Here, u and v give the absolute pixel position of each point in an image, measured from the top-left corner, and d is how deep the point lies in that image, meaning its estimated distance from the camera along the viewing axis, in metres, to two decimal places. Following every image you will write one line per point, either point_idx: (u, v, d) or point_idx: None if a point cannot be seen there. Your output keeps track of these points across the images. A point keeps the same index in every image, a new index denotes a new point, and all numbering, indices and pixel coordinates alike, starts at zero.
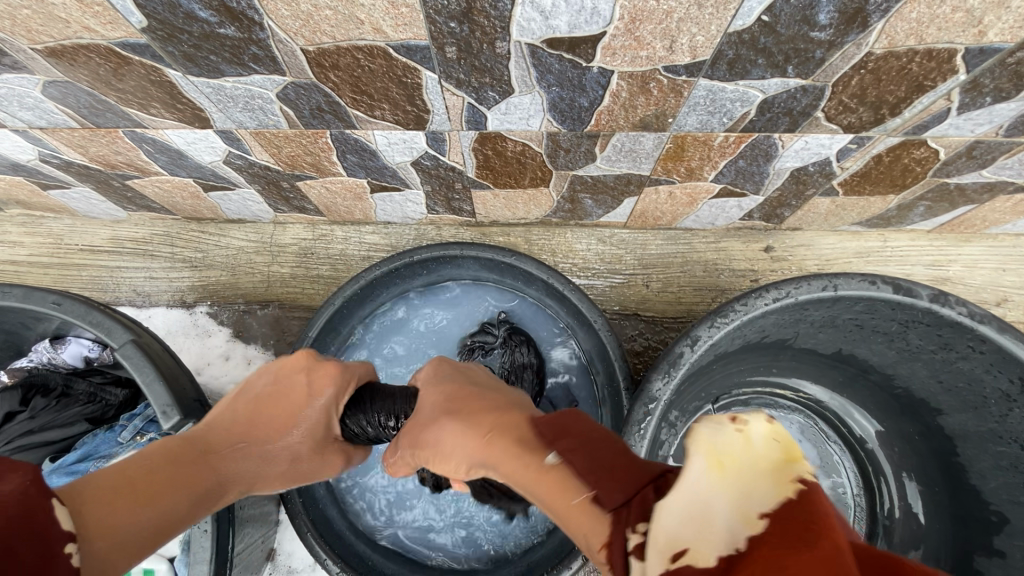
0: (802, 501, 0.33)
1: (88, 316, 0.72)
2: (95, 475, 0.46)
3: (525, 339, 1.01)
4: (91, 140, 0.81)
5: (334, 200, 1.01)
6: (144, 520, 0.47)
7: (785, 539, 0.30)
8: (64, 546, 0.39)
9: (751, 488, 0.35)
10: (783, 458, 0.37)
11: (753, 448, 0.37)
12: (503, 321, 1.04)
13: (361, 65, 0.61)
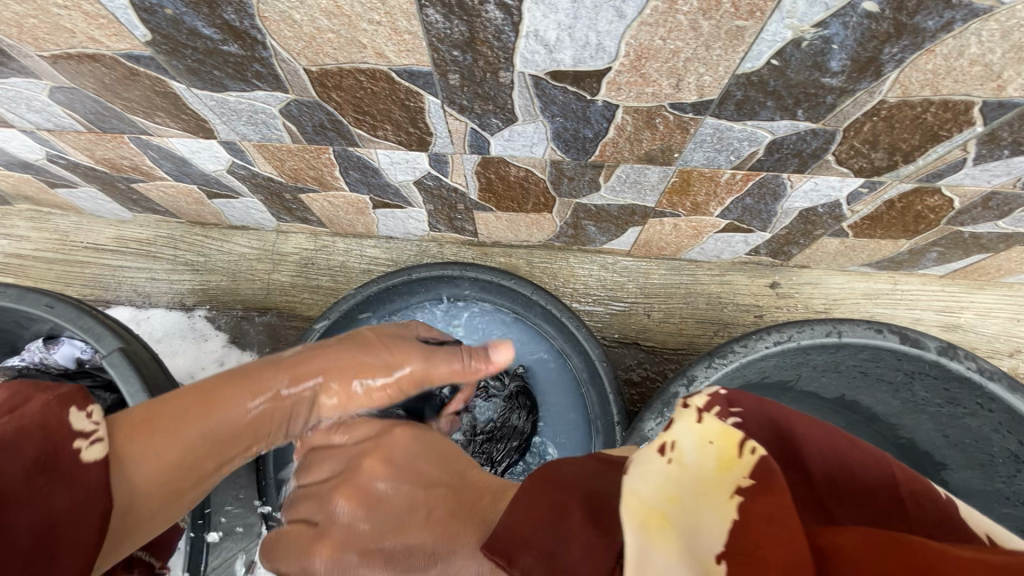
0: (741, 519, 0.31)
1: (79, 321, 0.72)
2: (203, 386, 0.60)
3: (530, 405, 1.02)
4: (97, 143, 0.82)
5: (336, 213, 1.00)
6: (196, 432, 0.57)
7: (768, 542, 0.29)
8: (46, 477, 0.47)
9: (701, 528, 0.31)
10: (719, 469, 0.34)
11: (690, 469, 0.34)
12: (515, 376, 1.04)
13: (364, 87, 0.61)
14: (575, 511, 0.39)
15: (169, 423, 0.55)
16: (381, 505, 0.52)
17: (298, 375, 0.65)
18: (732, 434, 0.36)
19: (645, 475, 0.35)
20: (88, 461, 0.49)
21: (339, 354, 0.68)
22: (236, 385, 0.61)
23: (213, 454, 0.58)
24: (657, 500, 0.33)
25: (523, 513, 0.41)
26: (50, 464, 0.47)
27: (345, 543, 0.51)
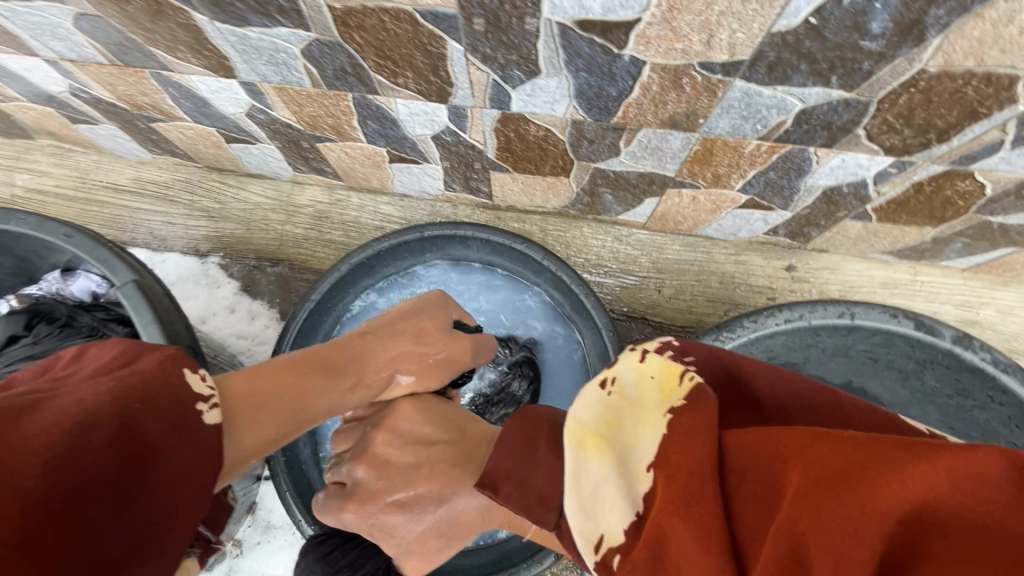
0: (667, 435, 0.43)
1: (95, 252, 0.73)
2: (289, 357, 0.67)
3: (532, 376, 1.04)
4: (119, 78, 0.82)
5: (352, 166, 1.00)
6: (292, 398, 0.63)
7: (678, 450, 0.42)
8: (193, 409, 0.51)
9: (627, 438, 0.46)
10: (660, 397, 0.47)
11: (628, 399, 0.49)
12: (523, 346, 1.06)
13: (387, 28, 0.60)
14: (542, 443, 0.54)
15: (261, 395, 0.61)
16: (387, 467, 0.70)
17: (362, 357, 0.74)
18: (672, 370, 0.49)
19: (589, 406, 0.49)
20: (209, 424, 0.52)
21: (397, 342, 0.78)
22: (313, 362, 0.69)
23: (298, 418, 0.64)
24: (592, 423, 0.48)
25: (503, 445, 0.56)
26: (180, 418, 0.50)
27: (366, 497, 0.70)
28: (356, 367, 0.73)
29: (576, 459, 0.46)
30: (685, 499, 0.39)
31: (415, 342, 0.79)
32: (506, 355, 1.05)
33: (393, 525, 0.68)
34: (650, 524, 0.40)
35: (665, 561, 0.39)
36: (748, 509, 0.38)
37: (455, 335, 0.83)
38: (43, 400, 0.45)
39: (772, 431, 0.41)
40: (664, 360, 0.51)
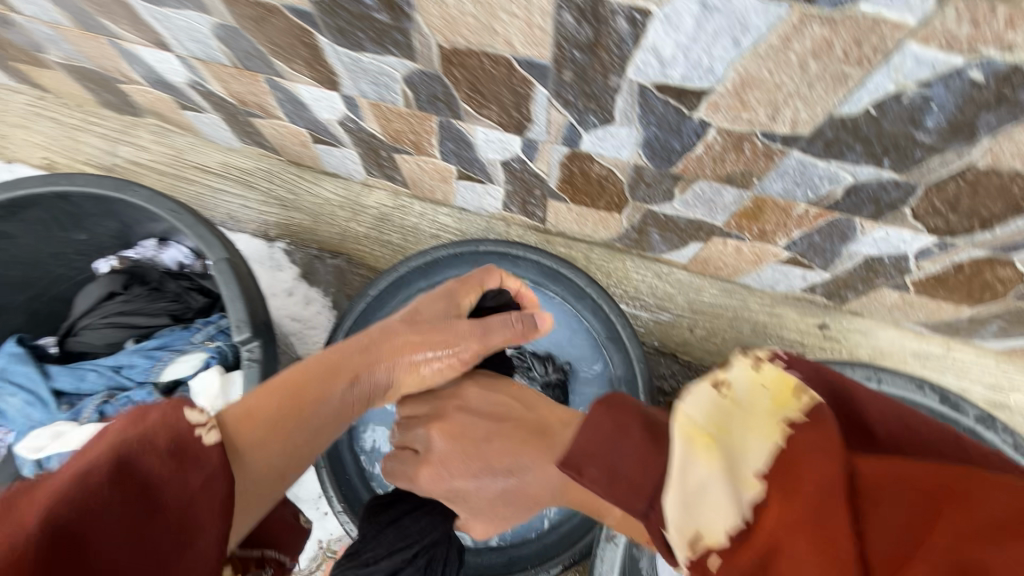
0: (783, 450, 0.48)
1: (196, 228, 0.82)
2: (279, 380, 0.73)
3: (560, 400, 1.10)
4: (234, 78, 0.92)
5: (422, 177, 1.08)
6: (286, 424, 0.70)
7: (805, 462, 0.46)
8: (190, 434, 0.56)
9: (737, 444, 0.50)
10: (772, 407, 0.52)
11: (741, 404, 0.54)
12: (558, 367, 1.11)
13: (484, 68, 0.68)
14: (634, 432, 0.58)
15: (263, 416, 0.68)
16: (462, 437, 0.80)
17: (359, 362, 0.77)
18: (789, 385, 0.54)
19: (702, 408, 0.54)
20: (209, 443, 0.57)
21: (392, 342, 0.80)
22: (315, 372, 0.75)
23: (301, 432, 0.71)
24: (705, 424, 0.52)
25: (593, 428, 0.61)
26: (179, 449, 0.54)
27: (440, 464, 0.80)
28: (352, 374, 0.77)
29: (688, 455, 0.51)
30: (810, 514, 0.43)
31: (412, 338, 0.81)
32: (542, 373, 1.11)
33: (467, 489, 0.78)
34: (768, 527, 0.45)
35: (773, 560, 0.44)
36: (873, 532, 0.43)
37: (453, 328, 0.82)
38: (45, 477, 0.51)
39: (892, 465, 0.46)
40: (778, 372, 0.56)
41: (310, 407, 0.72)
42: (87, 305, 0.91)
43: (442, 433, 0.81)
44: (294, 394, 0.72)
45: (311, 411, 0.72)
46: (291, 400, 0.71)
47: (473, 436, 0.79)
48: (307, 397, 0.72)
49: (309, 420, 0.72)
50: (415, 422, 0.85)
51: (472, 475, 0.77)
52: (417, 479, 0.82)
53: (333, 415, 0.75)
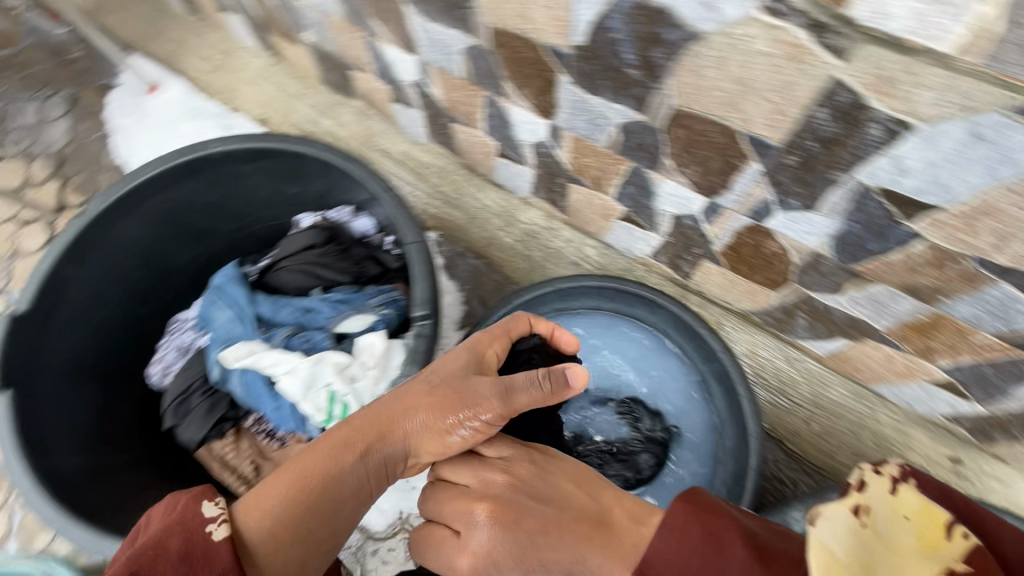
0: None
1: (399, 210, 0.93)
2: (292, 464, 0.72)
3: (660, 457, 1.10)
4: (457, 88, 1.03)
5: (585, 209, 1.15)
6: (302, 510, 0.68)
7: None
8: (203, 529, 0.62)
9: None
10: (920, 547, 0.48)
11: (883, 537, 0.49)
12: (664, 426, 1.11)
13: (708, 135, 0.73)
14: (734, 550, 0.56)
15: (271, 509, 0.67)
16: (513, 528, 0.69)
17: (370, 436, 0.74)
18: (937, 518, 0.50)
19: (842, 540, 0.48)
20: (220, 538, 0.63)
21: (406, 402, 0.76)
22: (326, 452, 0.73)
23: (318, 518, 0.69)
24: (848, 561, 0.47)
25: (676, 536, 0.59)
26: (189, 550, 0.60)
27: (489, 557, 0.69)
28: (360, 450, 0.73)
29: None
30: None
31: (428, 403, 0.75)
32: (649, 427, 1.11)
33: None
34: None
35: None
36: None
37: (470, 386, 0.75)
38: None
39: None
40: (922, 500, 0.51)
41: (324, 491, 0.70)
42: (292, 249, 1.02)
43: (481, 513, 0.72)
44: (307, 478, 0.70)
45: (327, 496, 0.70)
46: (305, 487, 0.70)
47: (525, 522, 0.69)
48: (322, 482, 0.70)
49: (329, 503, 0.70)
50: (460, 494, 0.75)
51: (524, 574, 0.68)
52: (458, 569, 0.72)
53: (350, 493, 0.72)
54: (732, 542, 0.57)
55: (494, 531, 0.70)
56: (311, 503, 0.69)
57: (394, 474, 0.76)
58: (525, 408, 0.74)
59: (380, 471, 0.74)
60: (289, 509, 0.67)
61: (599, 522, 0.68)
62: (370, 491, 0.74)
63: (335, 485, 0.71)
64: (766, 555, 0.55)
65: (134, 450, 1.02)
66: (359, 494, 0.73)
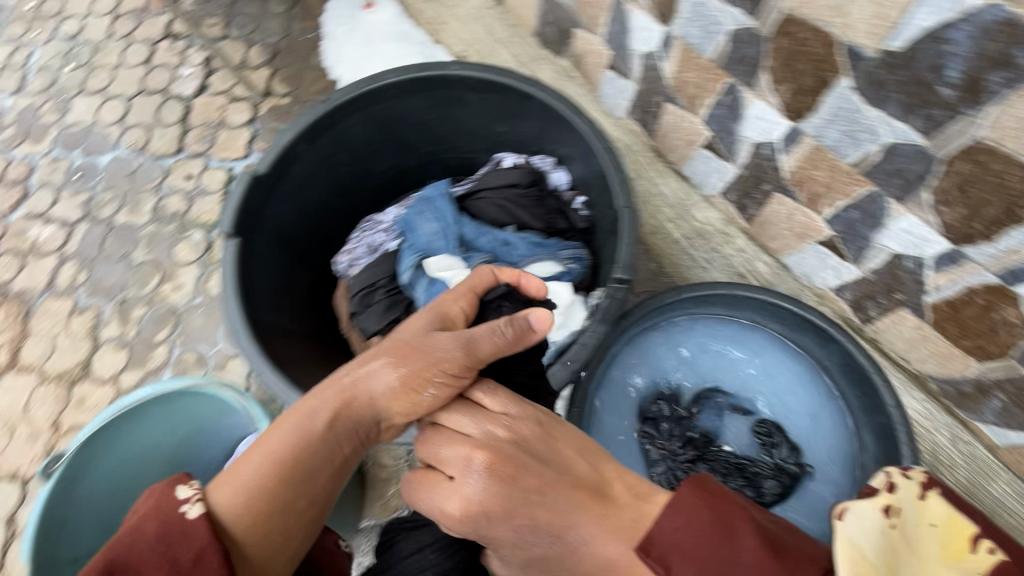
0: None
1: (618, 172, 0.93)
2: (262, 441, 0.68)
3: (786, 489, 1.03)
4: (697, 69, 1.02)
5: (779, 223, 1.11)
6: (275, 484, 0.65)
7: None
8: (178, 508, 0.62)
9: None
10: (948, 555, 0.53)
11: (908, 538, 0.55)
12: (797, 463, 1.06)
13: (1004, 177, 0.70)
14: (745, 538, 0.56)
15: (242, 488, 0.64)
16: (511, 480, 0.61)
17: (335, 399, 0.68)
18: (962, 529, 0.54)
19: (870, 536, 0.53)
20: (197, 517, 0.62)
21: (371, 365, 0.70)
22: (296, 422, 0.68)
23: (295, 491, 0.66)
24: (876, 557, 0.52)
25: (686, 518, 0.59)
26: (168, 531, 0.60)
27: (483, 508, 0.61)
28: (324, 419, 0.68)
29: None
30: None
31: (394, 366, 0.68)
32: (783, 456, 1.05)
33: (504, 540, 0.62)
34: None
35: None
36: None
37: (435, 340, 0.68)
38: None
39: None
40: (949, 511, 0.56)
41: (297, 465, 0.66)
42: (497, 183, 1.04)
43: (474, 457, 0.63)
44: (276, 451, 0.66)
45: (297, 463, 0.66)
46: (277, 462, 0.66)
47: (524, 481, 0.62)
48: (290, 458, 0.66)
49: (304, 473, 0.67)
50: (451, 438, 0.66)
51: (520, 529, 0.61)
52: (447, 516, 0.63)
53: (325, 458, 0.68)
54: (738, 525, 0.57)
55: (489, 479, 0.61)
56: (289, 472, 0.66)
57: (371, 433, 0.71)
58: (491, 360, 0.69)
59: (351, 431, 0.69)
60: (262, 487, 0.64)
61: (587, 483, 0.64)
62: (348, 455, 0.70)
63: (303, 455, 0.67)
64: (772, 542, 0.56)
65: (309, 322, 1.11)
66: (333, 457, 0.69)
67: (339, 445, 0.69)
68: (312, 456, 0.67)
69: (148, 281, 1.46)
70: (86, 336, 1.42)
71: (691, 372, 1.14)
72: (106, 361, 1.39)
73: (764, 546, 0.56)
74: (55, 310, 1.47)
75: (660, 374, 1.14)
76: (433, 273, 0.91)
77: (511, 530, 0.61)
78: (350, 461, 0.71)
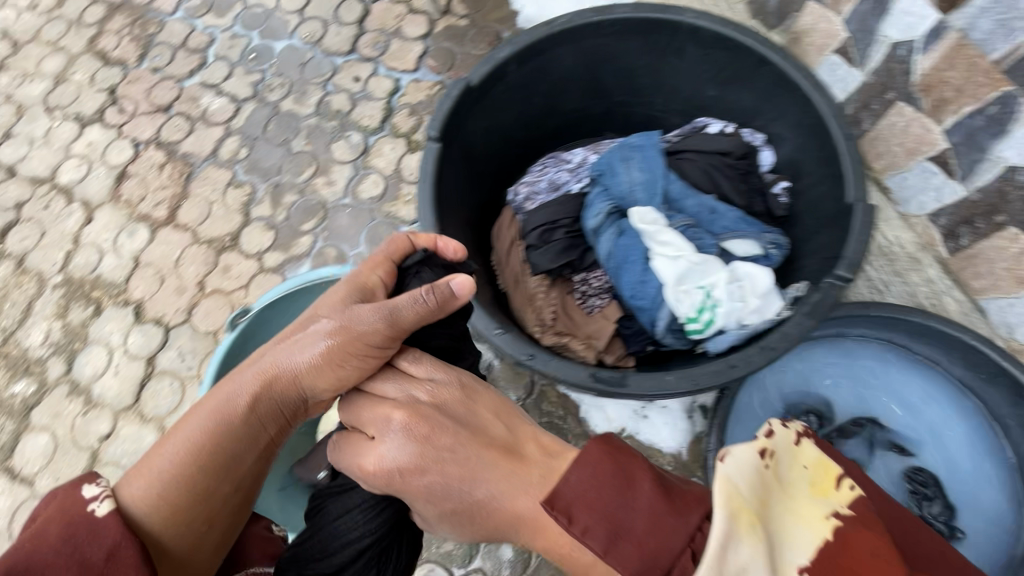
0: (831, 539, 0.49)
1: (855, 164, 0.83)
2: (156, 455, 0.65)
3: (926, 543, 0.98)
4: (965, 72, 0.93)
5: (995, 261, 1.01)
6: (194, 470, 0.64)
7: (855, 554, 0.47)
8: (90, 511, 0.58)
9: (780, 523, 0.51)
10: (815, 493, 0.54)
11: (782, 483, 0.55)
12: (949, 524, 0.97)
13: None
14: (642, 484, 0.55)
15: (157, 479, 0.63)
16: (426, 443, 0.61)
17: (253, 380, 0.67)
18: (830, 471, 0.55)
19: (745, 474, 0.53)
20: (106, 516, 0.58)
21: (268, 357, 0.68)
22: (209, 413, 0.66)
23: (215, 477, 0.65)
24: (749, 495, 0.51)
25: (591, 473, 0.56)
26: (77, 532, 0.57)
27: (405, 473, 0.61)
28: (245, 400, 0.66)
29: (733, 527, 0.48)
30: None
31: (325, 336, 0.66)
32: (933, 511, 0.98)
33: (422, 499, 0.62)
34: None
35: None
36: None
37: (356, 315, 0.67)
38: None
39: None
40: (818, 454, 0.57)
41: (188, 466, 0.64)
42: (705, 148, 0.98)
43: (398, 422, 0.63)
44: (191, 441, 0.65)
45: (207, 457, 0.65)
46: (187, 456, 0.64)
47: (440, 440, 0.62)
48: (207, 436, 0.65)
49: (220, 459, 0.65)
50: (380, 400, 0.66)
51: (438, 492, 0.61)
52: (368, 476, 0.64)
53: (243, 435, 0.67)
54: (635, 480, 0.55)
55: (414, 447, 0.61)
56: (206, 458, 0.65)
57: (293, 410, 0.70)
58: (418, 326, 0.69)
59: (286, 393, 0.68)
60: (175, 474, 0.63)
61: (507, 446, 0.63)
62: (260, 444, 0.69)
63: (195, 456, 0.64)
64: (671, 499, 0.54)
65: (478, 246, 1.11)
66: (251, 436, 0.67)
67: (247, 436, 0.67)
68: (226, 439, 0.66)
69: (302, 171, 1.50)
70: (239, 210, 1.48)
71: (853, 396, 1.05)
72: (253, 237, 1.44)
73: (663, 501, 0.53)
74: (215, 178, 1.53)
75: (814, 388, 1.08)
76: (638, 226, 0.90)
77: (435, 491, 0.61)
78: (275, 434, 0.70)
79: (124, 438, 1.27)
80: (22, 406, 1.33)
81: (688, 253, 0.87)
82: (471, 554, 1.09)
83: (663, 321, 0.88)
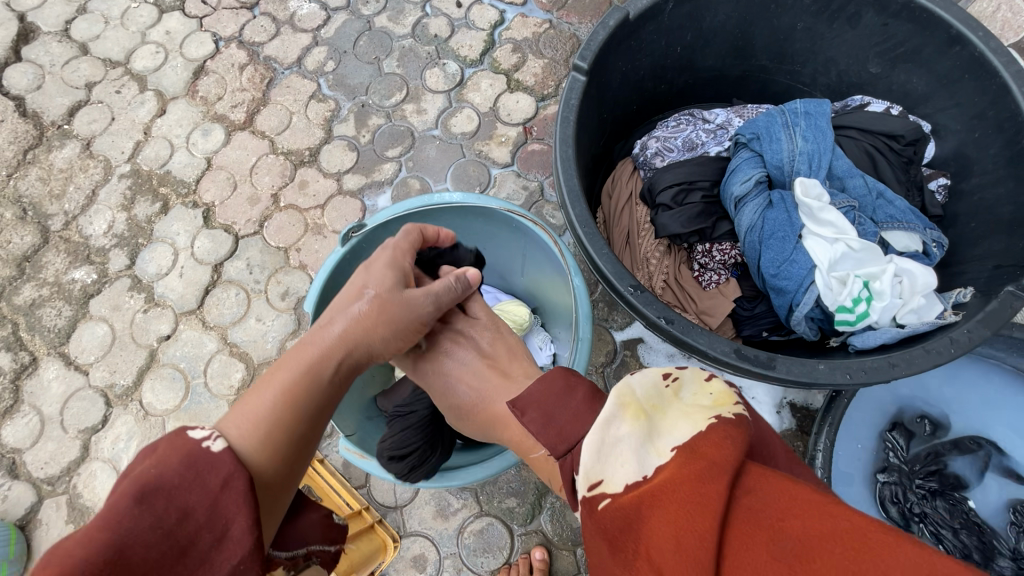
0: (697, 433, 0.42)
1: None
2: (243, 404, 0.54)
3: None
4: None
5: None
6: (295, 419, 0.54)
7: (702, 452, 0.40)
8: (205, 445, 0.46)
9: (664, 423, 0.46)
10: (712, 402, 0.47)
11: (680, 398, 0.49)
12: None
13: None
14: (579, 392, 0.56)
15: (262, 422, 0.52)
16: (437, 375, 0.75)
17: (333, 338, 0.62)
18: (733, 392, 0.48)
19: (644, 381, 0.50)
20: (222, 450, 0.46)
21: (336, 320, 0.64)
22: (294, 370, 0.58)
23: (314, 429, 0.56)
24: (641, 399, 0.48)
25: (541, 385, 0.58)
26: (196, 463, 0.44)
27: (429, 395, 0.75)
28: (336, 359, 0.60)
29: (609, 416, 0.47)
30: (691, 495, 0.38)
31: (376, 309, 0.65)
32: None
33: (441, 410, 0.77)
34: (659, 477, 0.41)
35: (648, 517, 0.39)
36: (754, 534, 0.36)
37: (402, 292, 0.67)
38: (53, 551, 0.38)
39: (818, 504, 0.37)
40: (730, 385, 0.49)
41: (296, 414, 0.55)
42: (869, 126, 0.92)
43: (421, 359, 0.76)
44: (285, 391, 0.56)
45: (306, 404, 0.56)
46: (287, 406, 0.55)
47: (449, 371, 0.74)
48: (307, 388, 0.57)
49: (318, 411, 0.57)
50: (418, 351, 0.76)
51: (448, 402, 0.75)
52: None
53: (334, 392, 0.60)
54: (581, 393, 0.55)
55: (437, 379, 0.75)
56: (306, 410, 0.56)
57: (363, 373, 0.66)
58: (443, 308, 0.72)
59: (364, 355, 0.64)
60: (279, 418, 0.53)
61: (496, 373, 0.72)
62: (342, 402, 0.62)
63: (301, 405, 0.56)
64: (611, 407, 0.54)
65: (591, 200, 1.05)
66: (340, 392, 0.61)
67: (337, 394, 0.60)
68: (325, 391, 0.58)
69: (392, 94, 1.41)
70: (321, 125, 1.40)
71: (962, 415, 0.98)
72: (333, 156, 1.36)
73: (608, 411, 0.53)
74: (298, 88, 1.44)
75: (925, 399, 1.00)
76: (799, 200, 0.82)
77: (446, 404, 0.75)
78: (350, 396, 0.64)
79: (184, 342, 1.23)
80: (82, 293, 1.29)
81: (847, 239, 0.80)
82: (533, 514, 1.05)
83: (806, 306, 0.81)
